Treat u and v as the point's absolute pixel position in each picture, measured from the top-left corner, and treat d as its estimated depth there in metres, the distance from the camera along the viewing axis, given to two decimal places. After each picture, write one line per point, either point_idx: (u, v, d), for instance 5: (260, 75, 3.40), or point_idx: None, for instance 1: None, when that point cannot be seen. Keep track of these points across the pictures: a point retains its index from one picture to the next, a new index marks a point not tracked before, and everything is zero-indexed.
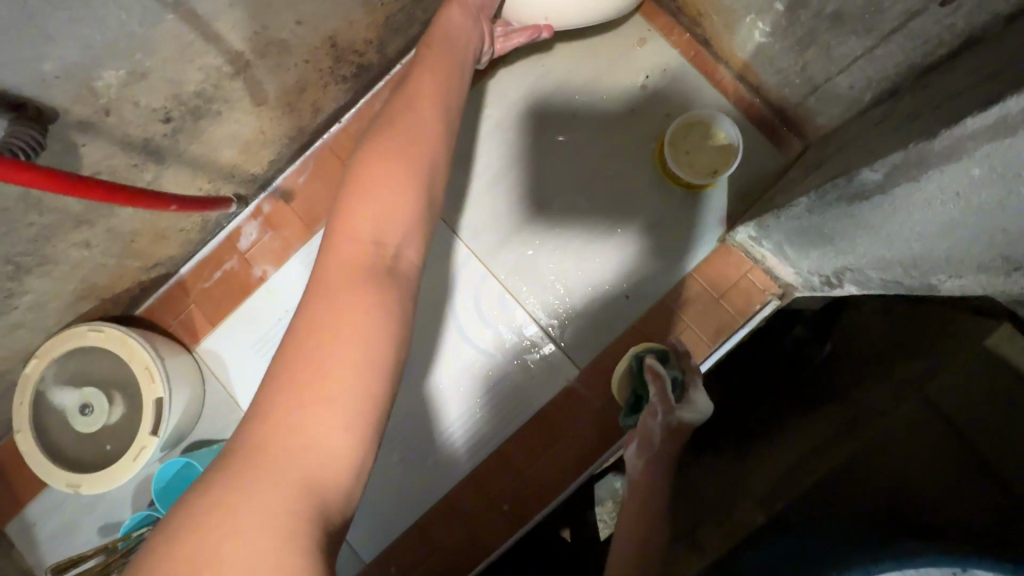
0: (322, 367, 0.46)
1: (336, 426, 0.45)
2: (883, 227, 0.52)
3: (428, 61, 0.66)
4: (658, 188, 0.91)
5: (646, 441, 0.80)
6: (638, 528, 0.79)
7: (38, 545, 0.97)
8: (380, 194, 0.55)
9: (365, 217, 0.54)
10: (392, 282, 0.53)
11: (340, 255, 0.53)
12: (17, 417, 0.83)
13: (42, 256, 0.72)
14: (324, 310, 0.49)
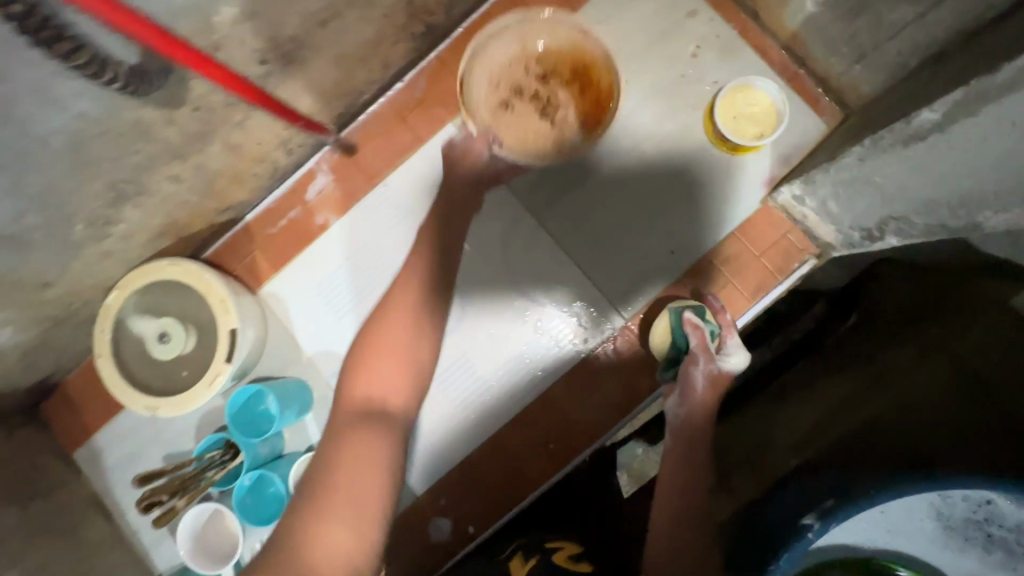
0: (341, 483, 0.68)
1: (347, 524, 0.65)
2: (937, 164, 0.57)
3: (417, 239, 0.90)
4: (705, 151, 0.95)
5: (687, 390, 0.89)
6: (680, 467, 0.88)
7: (106, 471, 1.04)
8: (382, 357, 0.79)
9: (366, 388, 0.77)
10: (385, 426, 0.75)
11: (347, 414, 0.75)
12: (98, 341, 0.89)
13: (138, 186, 0.77)
14: (336, 450, 0.71)
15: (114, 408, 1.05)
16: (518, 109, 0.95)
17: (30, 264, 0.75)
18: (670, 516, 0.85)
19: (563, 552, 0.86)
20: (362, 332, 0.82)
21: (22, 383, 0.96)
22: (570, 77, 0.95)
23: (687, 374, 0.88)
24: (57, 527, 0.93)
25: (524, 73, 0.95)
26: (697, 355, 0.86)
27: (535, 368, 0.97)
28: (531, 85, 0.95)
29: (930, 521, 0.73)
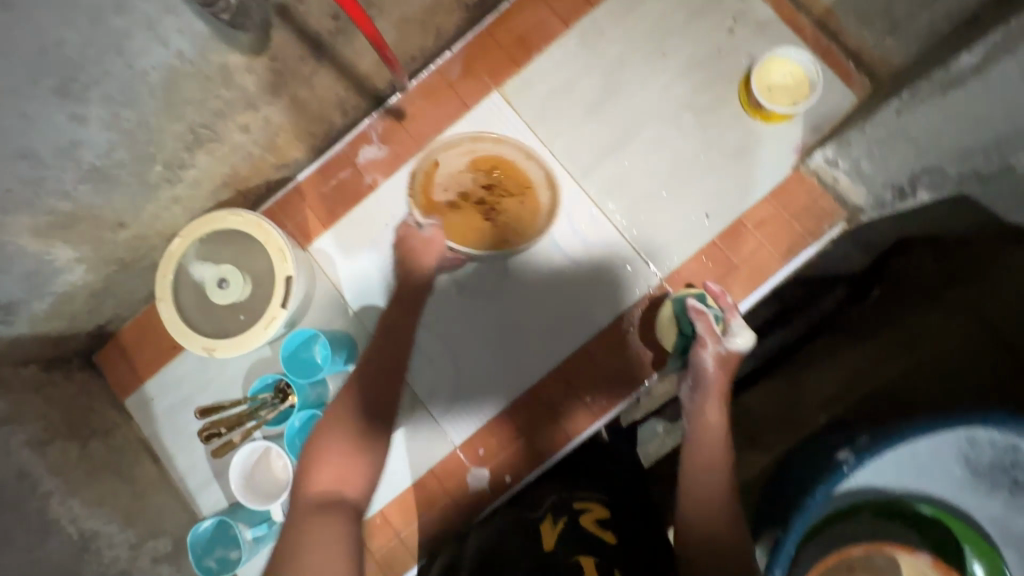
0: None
1: None
2: (980, 104, 0.61)
3: (388, 313, 0.90)
4: (739, 119, 1.00)
5: (698, 374, 0.85)
6: (703, 457, 0.79)
7: (153, 419, 1.08)
8: (341, 442, 0.76)
9: (324, 482, 0.74)
10: (347, 517, 0.72)
11: (309, 507, 0.72)
12: (160, 287, 0.94)
13: (214, 132, 0.82)
14: (302, 543, 0.67)
15: (163, 358, 1.09)
16: (463, 211, 1.02)
17: (111, 200, 0.80)
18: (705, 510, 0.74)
19: (590, 516, 0.84)
20: (323, 419, 0.79)
21: (83, 327, 1.01)
22: (515, 190, 1.02)
23: (696, 357, 0.86)
24: (112, 463, 0.97)
25: (472, 181, 1.02)
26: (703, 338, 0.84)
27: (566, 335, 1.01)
28: (476, 193, 1.02)
29: (959, 466, 0.76)
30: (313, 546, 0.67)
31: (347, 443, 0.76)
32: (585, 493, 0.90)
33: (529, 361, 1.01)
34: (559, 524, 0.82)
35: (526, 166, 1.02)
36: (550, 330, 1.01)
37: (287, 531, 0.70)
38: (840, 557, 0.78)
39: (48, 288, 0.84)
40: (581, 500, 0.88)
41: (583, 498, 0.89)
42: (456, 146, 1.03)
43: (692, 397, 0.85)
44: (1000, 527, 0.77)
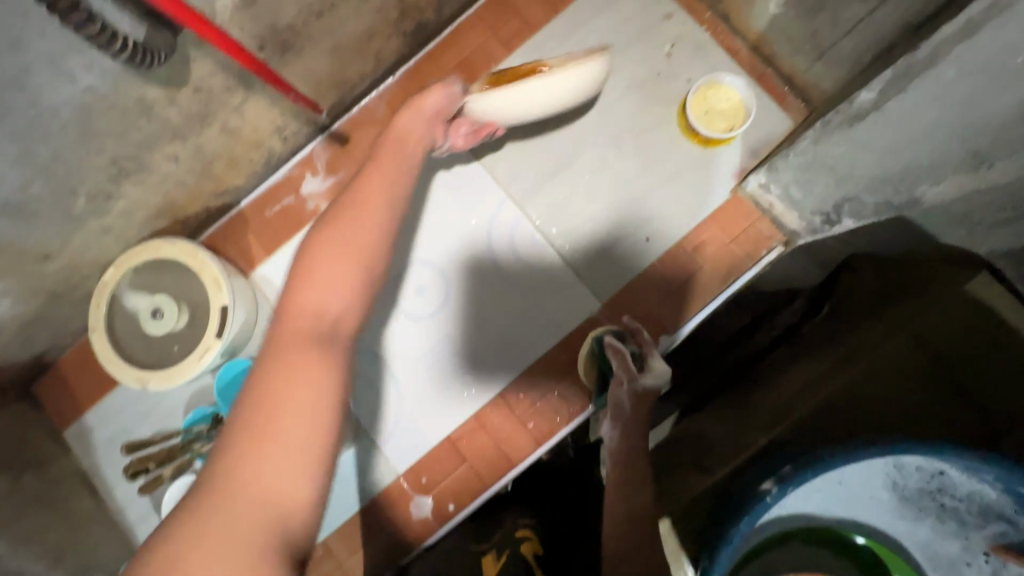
0: (287, 402, 0.58)
1: (299, 446, 0.57)
2: (879, 140, 0.62)
3: (397, 146, 0.82)
4: (678, 142, 1.01)
5: (618, 411, 0.86)
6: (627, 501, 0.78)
7: (95, 449, 1.07)
8: (331, 267, 0.67)
9: (309, 308, 0.65)
10: (332, 346, 0.64)
11: (289, 337, 0.63)
12: (94, 317, 0.92)
13: (140, 163, 0.82)
14: (278, 369, 0.61)
15: (105, 386, 1.07)
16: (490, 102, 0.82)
17: (34, 233, 0.78)
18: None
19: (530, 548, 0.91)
20: (310, 242, 0.69)
21: (18, 358, 0.99)
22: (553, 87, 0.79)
23: (615, 397, 0.86)
24: (46, 497, 0.95)
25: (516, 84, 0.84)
26: (619, 375, 0.85)
27: (507, 360, 1.00)
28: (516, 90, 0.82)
29: (886, 491, 0.76)
30: (294, 391, 0.59)
31: (329, 277, 0.67)
32: (527, 520, 0.97)
33: (496, 363, 1.00)
34: (501, 558, 0.89)
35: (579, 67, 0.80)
36: (489, 359, 1.01)
37: (269, 355, 0.63)
38: None
39: None
40: (522, 526, 0.95)
41: (524, 525, 0.95)
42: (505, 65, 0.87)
43: (613, 437, 0.85)
44: (930, 553, 0.78)
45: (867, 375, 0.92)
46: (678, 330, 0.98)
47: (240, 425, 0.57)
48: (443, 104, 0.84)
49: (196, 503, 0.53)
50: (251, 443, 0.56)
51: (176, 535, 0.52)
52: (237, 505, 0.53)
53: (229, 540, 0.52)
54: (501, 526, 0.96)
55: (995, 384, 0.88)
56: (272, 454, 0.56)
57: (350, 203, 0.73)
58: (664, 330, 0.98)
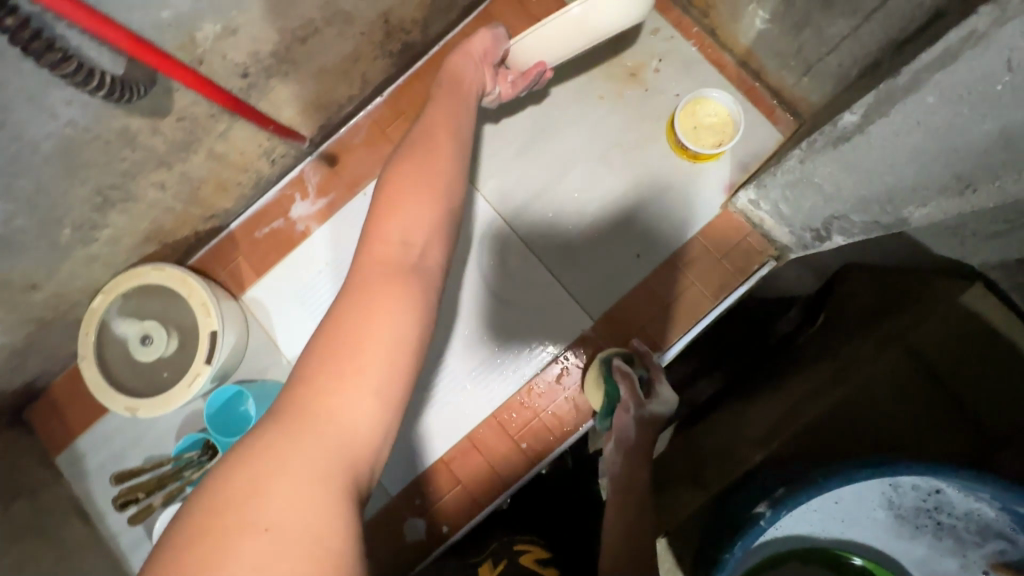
0: (366, 329, 0.53)
1: (381, 378, 0.53)
2: (863, 162, 0.62)
3: (464, 72, 0.77)
4: (667, 158, 1.01)
5: (621, 438, 0.85)
6: (626, 533, 0.79)
7: (86, 476, 1.06)
8: (412, 192, 0.62)
9: (393, 233, 0.60)
10: (416, 278, 0.58)
11: (371, 265, 0.58)
12: (83, 346, 0.92)
13: (125, 192, 0.81)
14: (359, 301, 0.55)
15: (96, 412, 1.07)
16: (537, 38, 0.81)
17: (19, 264, 0.78)
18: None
19: (529, 557, 0.87)
20: (392, 172, 0.64)
21: (9, 386, 0.99)
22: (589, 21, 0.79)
23: (620, 423, 0.85)
24: (37, 526, 0.94)
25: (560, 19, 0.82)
26: (625, 402, 0.84)
27: (499, 378, 0.99)
28: None
29: (882, 510, 0.75)
30: (378, 322, 0.54)
31: (413, 198, 0.62)
32: (525, 538, 0.93)
33: (487, 382, 0.99)
34: (500, 565, 0.85)
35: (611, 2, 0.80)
36: (480, 379, 1.00)
37: (353, 283, 0.58)
38: None
39: None
40: (519, 542, 0.91)
41: (523, 541, 0.92)
42: None
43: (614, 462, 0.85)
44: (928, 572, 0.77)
45: (862, 388, 0.92)
46: (670, 348, 0.97)
47: (320, 356, 0.53)
48: (489, 46, 0.80)
49: (271, 428, 0.50)
50: (331, 374, 0.51)
51: (244, 462, 0.47)
52: (314, 438, 0.49)
53: (304, 467, 0.48)
54: (498, 543, 0.92)
55: (989, 399, 0.87)
56: (349, 386, 0.51)
57: (426, 137, 0.67)
58: (657, 348, 0.97)
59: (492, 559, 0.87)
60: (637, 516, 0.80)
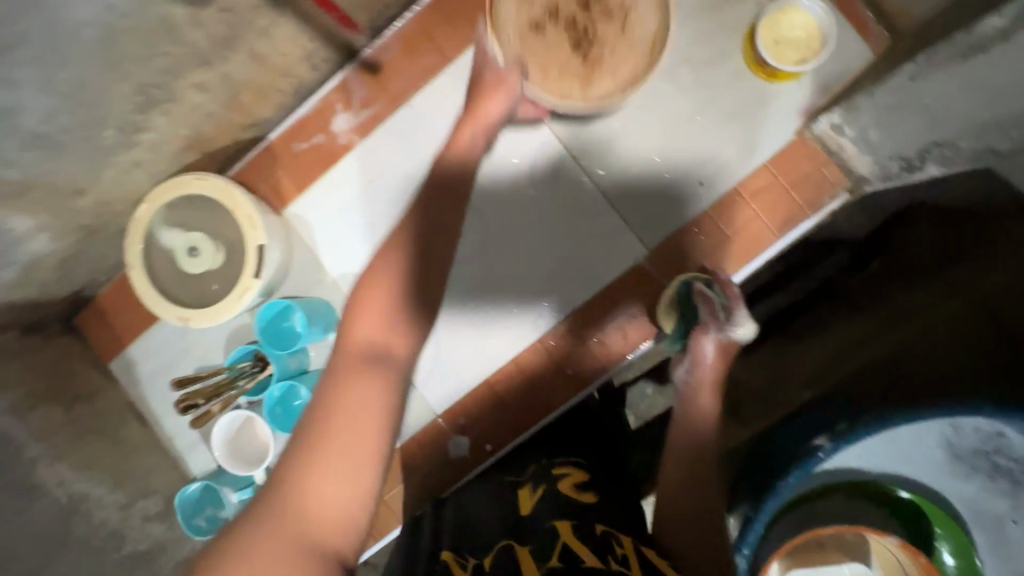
0: (338, 418, 0.58)
1: (351, 470, 0.56)
2: (996, 78, 0.55)
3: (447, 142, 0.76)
4: (742, 75, 0.92)
5: (697, 359, 0.80)
6: (690, 458, 0.74)
7: (139, 382, 1.09)
8: (382, 287, 0.65)
9: (367, 330, 0.63)
10: (386, 367, 0.62)
11: (345, 362, 0.62)
12: (129, 255, 0.90)
13: (166, 92, 0.76)
14: (332, 394, 0.60)
15: (144, 322, 1.08)
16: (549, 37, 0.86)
17: (64, 167, 0.75)
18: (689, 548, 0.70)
19: (569, 483, 0.82)
20: (363, 276, 0.66)
21: (58, 294, 0.99)
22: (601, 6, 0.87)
23: (697, 344, 0.80)
24: (99, 427, 0.99)
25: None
26: (707, 323, 0.80)
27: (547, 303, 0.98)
28: (569, 8, 0.87)
29: (939, 450, 0.76)
30: (346, 408, 0.58)
31: (385, 292, 0.65)
32: (567, 460, 0.88)
33: (535, 306, 0.98)
34: (539, 494, 0.81)
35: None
36: (528, 303, 0.99)
37: (330, 380, 0.62)
38: (810, 536, 0.79)
39: (9, 258, 0.82)
40: (560, 465, 0.87)
41: (564, 464, 0.87)
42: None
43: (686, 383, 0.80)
44: (975, 510, 0.77)
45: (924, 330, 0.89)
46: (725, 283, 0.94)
47: (292, 454, 0.57)
48: (503, 110, 0.80)
49: (251, 516, 0.54)
50: (305, 465, 0.56)
51: (230, 559, 0.51)
52: (290, 525, 0.53)
53: (276, 561, 0.51)
54: (539, 467, 0.88)
55: None
56: (321, 474, 0.55)
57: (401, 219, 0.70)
58: None
59: (531, 486, 0.84)
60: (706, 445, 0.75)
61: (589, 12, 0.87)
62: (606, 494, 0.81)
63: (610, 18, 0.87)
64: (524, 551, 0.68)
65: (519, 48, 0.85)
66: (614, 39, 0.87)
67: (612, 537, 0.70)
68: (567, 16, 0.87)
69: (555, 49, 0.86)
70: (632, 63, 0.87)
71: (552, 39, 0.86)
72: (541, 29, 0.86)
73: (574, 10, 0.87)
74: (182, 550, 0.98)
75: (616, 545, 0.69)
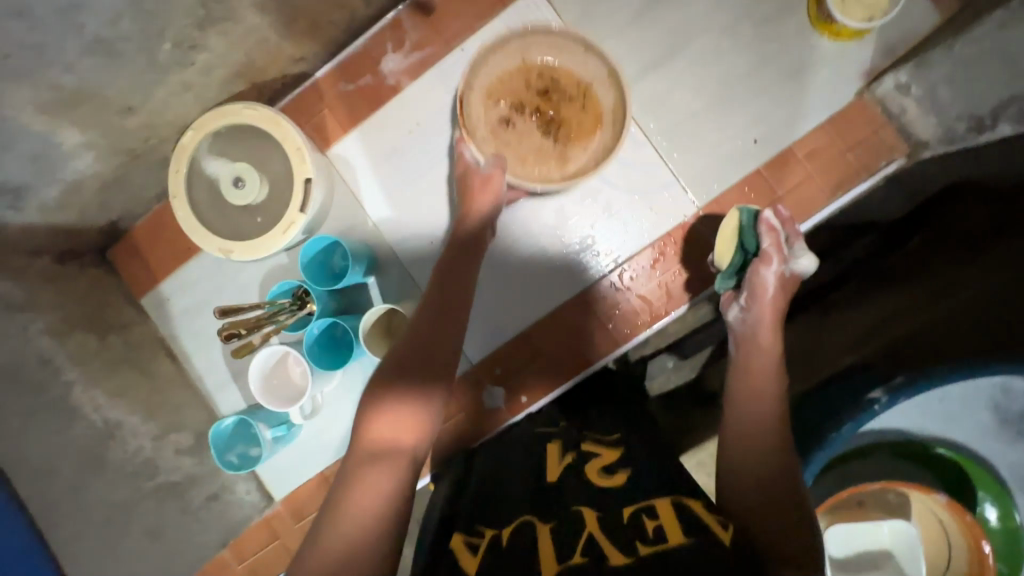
0: (348, 519, 0.57)
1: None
2: None
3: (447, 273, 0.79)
4: (804, 34, 0.90)
5: (754, 292, 0.83)
6: (751, 399, 0.73)
7: (170, 319, 1.08)
8: (394, 418, 0.65)
9: (380, 423, 0.64)
10: (397, 460, 0.62)
11: (354, 459, 0.62)
12: (173, 184, 0.89)
13: (226, 9, 0.75)
14: (344, 493, 0.59)
15: (178, 259, 1.06)
16: (518, 129, 0.93)
17: (119, 79, 0.74)
18: (764, 479, 0.65)
19: (599, 461, 0.77)
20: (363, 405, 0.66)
21: (96, 222, 0.98)
22: (572, 95, 0.93)
23: (757, 275, 0.83)
24: (132, 358, 0.98)
25: (525, 89, 0.93)
26: (770, 254, 0.82)
27: (592, 258, 0.98)
28: (532, 101, 0.94)
29: (986, 412, 0.75)
30: (357, 500, 0.58)
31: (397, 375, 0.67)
32: (599, 434, 0.84)
33: (578, 260, 0.99)
34: (566, 461, 0.78)
35: (564, 69, 0.93)
36: (571, 257, 0.99)
37: (341, 478, 0.61)
38: (852, 491, 0.80)
39: (54, 174, 0.81)
40: (591, 439, 0.83)
41: (594, 437, 0.83)
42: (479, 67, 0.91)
43: (745, 320, 0.82)
44: (1020, 475, 0.75)
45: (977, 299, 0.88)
46: None
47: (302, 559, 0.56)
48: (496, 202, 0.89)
49: None
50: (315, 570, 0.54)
51: None
52: None
53: None
54: (569, 436, 0.85)
55: None
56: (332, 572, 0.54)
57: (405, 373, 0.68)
58: None
59: (561, 448, 0.82)
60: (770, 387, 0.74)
61: (551, 100, 0.93)
62: (643, 466, 0.76)
63: (572, 101, 0.93)
64: (544, 530, 0.67)
65: (495, 144, 0.93)
66: (577, 117, 0.93)
67: (641, 514, 0.66)
68: (532, 108, 0.94)
69: (526, 141, 0.94)
70: (600, 135, 0.93)
71: (522, 129, 0.93)
72: (511, 122, 0.94)
73: (536, 100, 0.94)
74: (211, 486, 0.97)
75: (646, 519, 0.65)
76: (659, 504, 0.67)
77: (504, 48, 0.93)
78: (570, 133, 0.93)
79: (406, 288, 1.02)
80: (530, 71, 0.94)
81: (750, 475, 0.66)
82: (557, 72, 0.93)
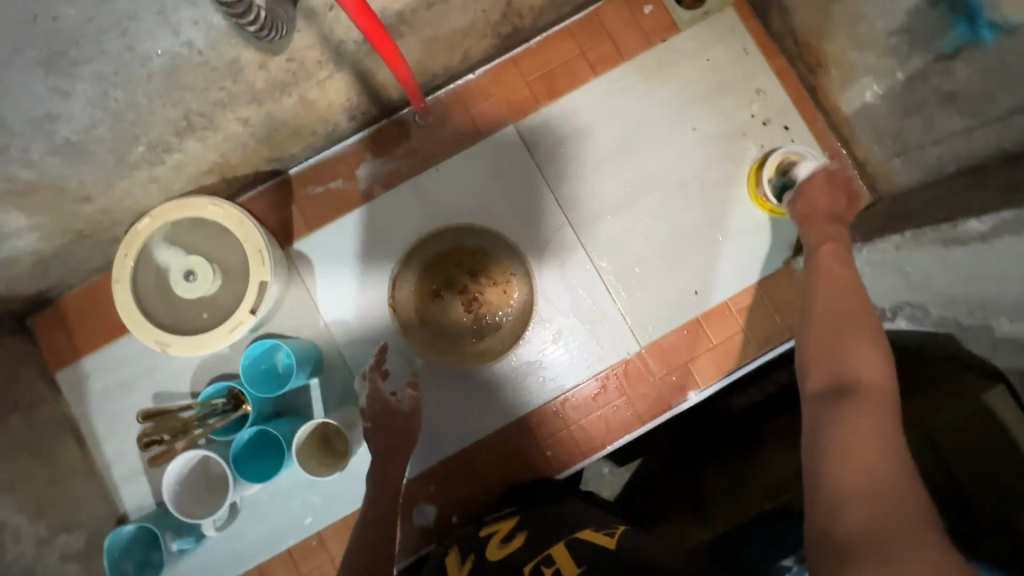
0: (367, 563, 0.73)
1: None
2: (967, 266, 0.65)
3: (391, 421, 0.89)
4: (744, 204, 1.01)
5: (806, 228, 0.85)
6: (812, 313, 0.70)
7: (87, 399, 1.00)
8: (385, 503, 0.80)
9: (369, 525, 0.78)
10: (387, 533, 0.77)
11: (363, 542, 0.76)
12: (118, 268, 0.87)
13: (209, 122, 0.76)
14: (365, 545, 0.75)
15: (107, 334, 1.00)
16: (446, 302, 1.02)
17: (82, 174, 0.73)
18: (836, 368, 0.61)
19: (496, 536, 0.78)
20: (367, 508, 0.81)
21: (24, 291, 0.92)
22: (497, 275, 1.02)
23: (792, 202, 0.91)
24: (35, 444, 0.89)
25: (455, 268, 1.02)
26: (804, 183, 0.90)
27: (540, 383, 1.01)
28: (460, 280, 1.02)
29: None
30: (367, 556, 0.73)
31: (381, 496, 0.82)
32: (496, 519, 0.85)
33: (525, 386, 1.01)
34: (467, 563, 0.75)
35: (489, 250, 1.02)
36: (515, 381, 1.01)
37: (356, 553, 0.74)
38: None
39: None
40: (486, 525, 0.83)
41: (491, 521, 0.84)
42: (412, 256, 1.01)
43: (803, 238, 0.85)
44: None
45: None
46: (710, 386, 0.99)
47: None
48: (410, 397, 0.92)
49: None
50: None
51: None
52: None
53: None
54: (465, 537, 0.83)
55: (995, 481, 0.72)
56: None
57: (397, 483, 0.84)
58: (693, 385, 0.99)
59: (459, 555, 0.78)
60: (852, 299, 0.68)
61: (478, 281, 1.02)
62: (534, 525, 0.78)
63: (494, 283, 1.02)
64: None
65: (424, 323, 1.01)
66: (498, 298, 1.02)
67: (540, 565, 0.67)
68: (460, 286, 1.02)
69: (450, 315, 1.02)
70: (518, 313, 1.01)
71: (448, 305, 1.02)
72: (441, 297, 1.02)
73: (464, 280, 1.02)
74: None
75: (544, 567, 0.66)
76: (554, 548, 0.69)
77: (437, 237, 1.02)
78: (491, 311, 1.02)
79: (348, 391, 1.00)
80: (462, 254, 1.02)
81: (811, 364, 0.64)
82: (485, 258, 1.02)
